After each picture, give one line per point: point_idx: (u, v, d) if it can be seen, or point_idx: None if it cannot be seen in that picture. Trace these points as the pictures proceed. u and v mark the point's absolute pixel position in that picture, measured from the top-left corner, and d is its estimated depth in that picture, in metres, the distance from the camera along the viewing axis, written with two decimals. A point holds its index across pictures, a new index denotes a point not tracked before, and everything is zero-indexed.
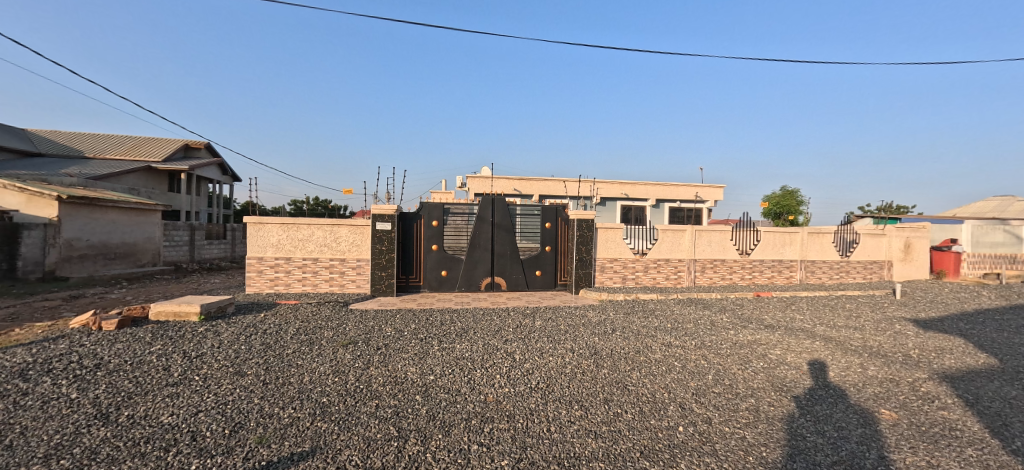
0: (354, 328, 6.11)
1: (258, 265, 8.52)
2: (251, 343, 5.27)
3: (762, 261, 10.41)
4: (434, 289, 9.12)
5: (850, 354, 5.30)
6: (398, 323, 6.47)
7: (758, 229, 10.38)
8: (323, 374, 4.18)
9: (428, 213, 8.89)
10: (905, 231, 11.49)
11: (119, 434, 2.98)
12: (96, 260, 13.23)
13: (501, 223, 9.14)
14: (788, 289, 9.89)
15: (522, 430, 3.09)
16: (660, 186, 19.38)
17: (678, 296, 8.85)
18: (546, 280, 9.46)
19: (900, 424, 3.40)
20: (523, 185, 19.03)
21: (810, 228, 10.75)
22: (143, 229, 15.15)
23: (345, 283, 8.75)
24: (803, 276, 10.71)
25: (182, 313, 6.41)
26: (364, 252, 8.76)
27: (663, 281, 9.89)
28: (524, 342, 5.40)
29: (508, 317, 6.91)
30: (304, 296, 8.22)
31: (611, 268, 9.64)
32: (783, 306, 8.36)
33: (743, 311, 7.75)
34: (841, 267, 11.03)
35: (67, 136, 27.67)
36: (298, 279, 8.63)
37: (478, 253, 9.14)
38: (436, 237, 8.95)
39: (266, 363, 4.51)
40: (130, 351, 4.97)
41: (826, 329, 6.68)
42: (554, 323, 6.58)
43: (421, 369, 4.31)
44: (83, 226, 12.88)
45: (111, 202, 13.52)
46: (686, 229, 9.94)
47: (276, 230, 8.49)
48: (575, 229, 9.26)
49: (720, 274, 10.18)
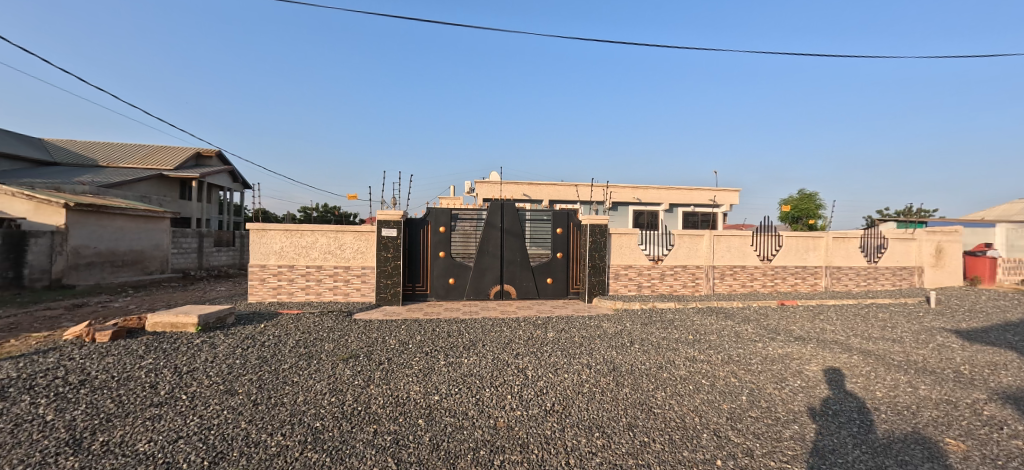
0: (356, 341, 5.79)
1: (260, 273, 8.28)
2: (247, 357, 4.97)
3: (785, 268, 9.90)
4: (441, 297, 8.79)
5: (894, 371, 4.82)
6: (403, 335, 6.13)
7: (780, 234, 9.90)
8: (319, 393, 3.86)
9: (436, 219, 8.62)
10: (937, 235, 10.90)
11: (88, 465, 2.68)
12: (103, 267, 13.17)
13: (510, 228, 8.82)
14: (813, 298, 9.36)
15: (537, 464, 2.71)
16: (672, 190, 18.91)
17: (697, 305, 8.39)
18: (558, 288, 9.08)
19: (972, 458, 2.96)
20: (532, 190, 18.72)
21: (835, 233, 10.23)
22: (151, 236, 15.12)
23: (349, 291, 8.47)
24: (829, 283, 10.17)
25: (180, 324, 6.17)
26: (369, 259, 8.47)
27: (680, 288, 9.44)
28: (536, 356, 5.02)
29: (518, 328, 6.54)
30: (308, 306, 7.94)
31: (626, 275, 9.22)
32: (811, 315, 7.86)
33: (769, 322, 7.27)
34: (868, 274, 10.47)
35: (82, 145, 28.14)
36: (301, 288, 8.36)
37: (487, 260, 8.81)
38: (443, 243, 8.65)
39: (261, 380, 4.21)
40: (120, 366, 4.72)
41: (862, 342, 6.18)
42: (567, 334, 6.20)
43: (425, 388, 3.95)
44: (91, 234, 12.84)
45: (119, 210, 13.50)
46: (704, 234, 9.50)
47: (279, 237, 8.27)
48: (588, 235, 8.90)
49: (741, 281, 9.68)
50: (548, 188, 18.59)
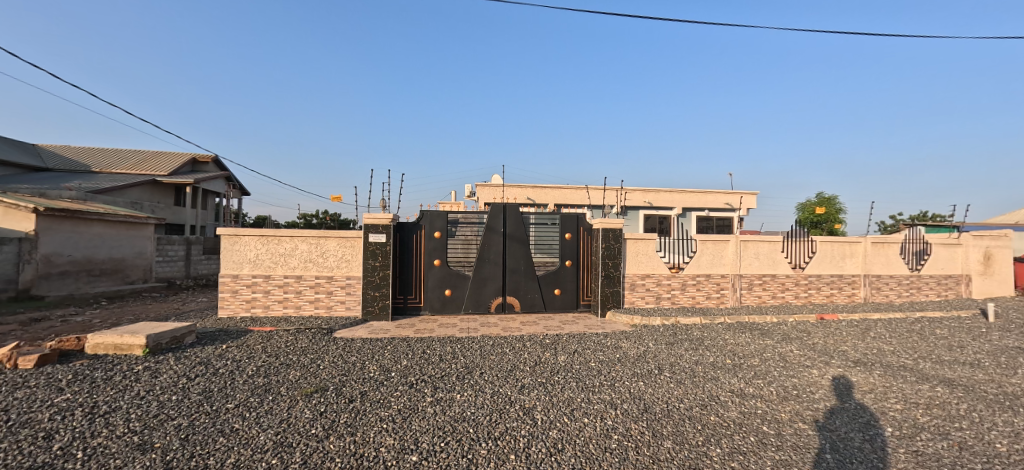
0: (329, 367, 4.82)
1: (232, 284, 7.36)
2: (187, 392, 4.02)
3: (820, 277, 8.89)
4: (436, 311, 7.83)
5: (1001, 412, 3.80)
6: (386, 359, 5.17)
7: (814, 239, 8.89)
8: (258, 451, 2.88)
9: (431, 223, 7.72)
10: (985, 239, 9.87)
11: None
12: (78, 277, 12.31)
13: (514, 234, 7.92)
14: (854, 310, 8.32)
15: None
16: (684, 194, 18.02)
17: (726, 320, 7.37)
18: (566, 300, 8.11)
19: None
20: (538, 195, 17.82)
21: (875, 238, 9.21)
22: (133, 243, 14.30)
23: (332, 305, 7.50)
24: (868, 293, 9.14)
25: (124, 345, 5.26)
26: (354, 268, 7.53)
27: (704, 300, 8.42)
28: (546, 391, 4.04)
29: (523, 350, 5.56)
30: (283, 322, 6.99)
31: (643, 286, 8.22)
32: (859, 333, 6.84)
33: (814, 342, 6.25)
34: (910, 283, 9.45)
35: (76, 151, 27.58)
36: (278, 301, 7.42)
37: (488, 269, 7.87)
38: (439, 250, 7.73)
39: (190, 428, 3.25)
40: (26, 404, 3.77)
41: (934, 367, 5.18)
42: (582, 358, 5.21)
43: (400, 443, 2.97)
44: (65, 240, 12.00)
45: (97, 214, 12.68)
46: (729, 239, 8.51)
47: (254, 243, 7.37)
48: (600, 241, 7.94)
49: (771, 292, 8.68)
50: (554, 191, 17.72)
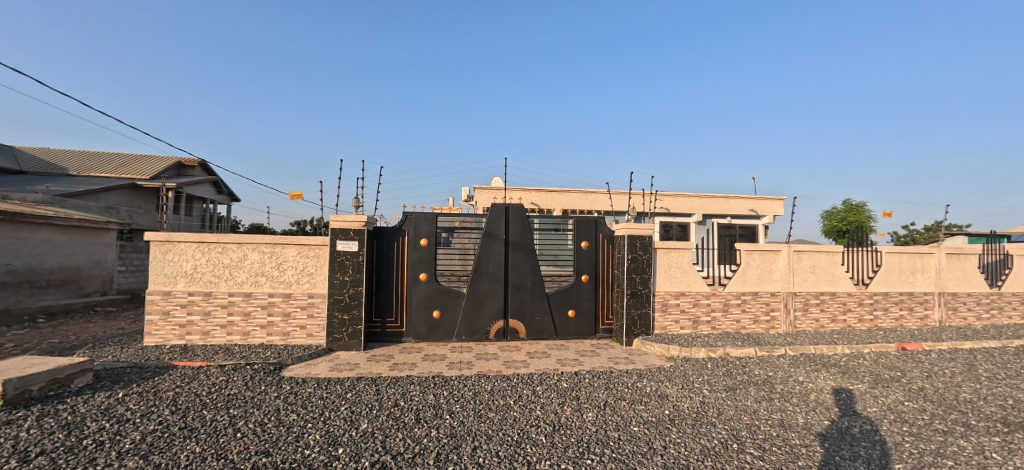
0: (249, 437, 3.23)
1: (163, 303, 5.81)
2: None
3: (887, 295, 7.37)
4: (421, 338, 6.28)
5: None
6: (339, 419, 3.59)
7: (879, 250, 7.38)
8: None
9: (417, 228, 6.24)
10: None
11: None
12: (19, 289, 10.75)
13: (518, 241, 6.43)
14: (937, 337, 6.76)
15: None
16: (705, 199, 16.62)
17: (788, 351, 5.81)
18: (582, 324, 6.58)
19: None
20: (543, 199, 16.33)
21: (949, 248, 7.71)
22: (91, 252, 12.79)
23: (290, 331, 5.95)
24: (943, 316, 7.62)
25: None
26: (318, 284, 5.99)
27: (751, 325, 6.89)
28: None
29: (534, 402, 4.00)
30: (222, 353, 5.42)
31: (677, 307, 6.68)
32: (965, 370, 5.28)
33: (921, 387, 4.68)
34: (991, 303, 7.93)
35: (54, 153, 26.19)
36: (221, 326, 5.87)
37: (486, 286, 6.34)
38: (425, 262, 6.23)
39: None
40: None
41: None
42: (617, 419, 3.63)
43: None
44: (3, 248, 10.45)
45: (45, 218, 11.19)
46: (781, 249, 7.01)
47: (192, 252, 5.86)
48: (625, 251, 6.42)
49: (830, 314, 7.15)
50: (562, 196, 16.27)
